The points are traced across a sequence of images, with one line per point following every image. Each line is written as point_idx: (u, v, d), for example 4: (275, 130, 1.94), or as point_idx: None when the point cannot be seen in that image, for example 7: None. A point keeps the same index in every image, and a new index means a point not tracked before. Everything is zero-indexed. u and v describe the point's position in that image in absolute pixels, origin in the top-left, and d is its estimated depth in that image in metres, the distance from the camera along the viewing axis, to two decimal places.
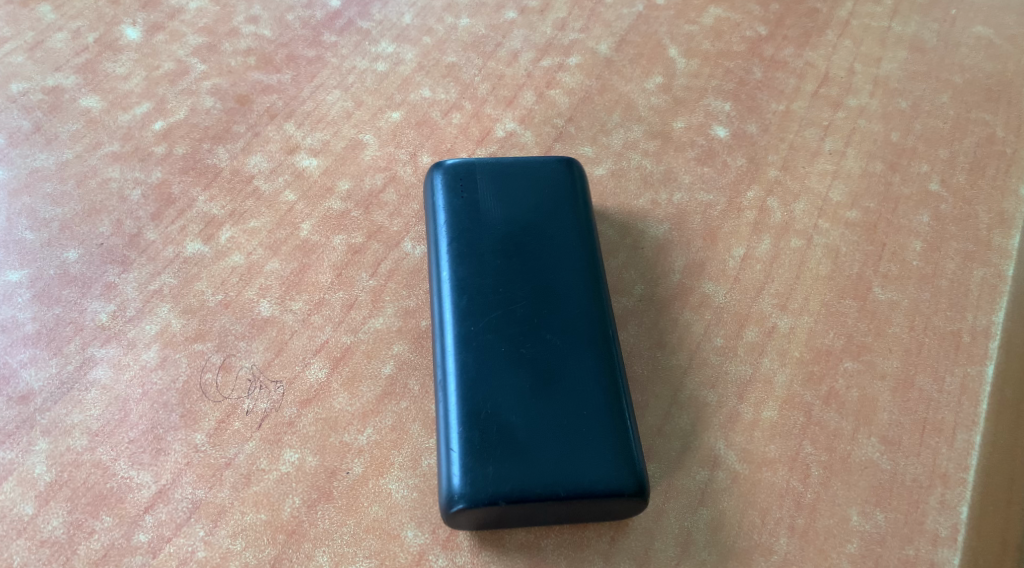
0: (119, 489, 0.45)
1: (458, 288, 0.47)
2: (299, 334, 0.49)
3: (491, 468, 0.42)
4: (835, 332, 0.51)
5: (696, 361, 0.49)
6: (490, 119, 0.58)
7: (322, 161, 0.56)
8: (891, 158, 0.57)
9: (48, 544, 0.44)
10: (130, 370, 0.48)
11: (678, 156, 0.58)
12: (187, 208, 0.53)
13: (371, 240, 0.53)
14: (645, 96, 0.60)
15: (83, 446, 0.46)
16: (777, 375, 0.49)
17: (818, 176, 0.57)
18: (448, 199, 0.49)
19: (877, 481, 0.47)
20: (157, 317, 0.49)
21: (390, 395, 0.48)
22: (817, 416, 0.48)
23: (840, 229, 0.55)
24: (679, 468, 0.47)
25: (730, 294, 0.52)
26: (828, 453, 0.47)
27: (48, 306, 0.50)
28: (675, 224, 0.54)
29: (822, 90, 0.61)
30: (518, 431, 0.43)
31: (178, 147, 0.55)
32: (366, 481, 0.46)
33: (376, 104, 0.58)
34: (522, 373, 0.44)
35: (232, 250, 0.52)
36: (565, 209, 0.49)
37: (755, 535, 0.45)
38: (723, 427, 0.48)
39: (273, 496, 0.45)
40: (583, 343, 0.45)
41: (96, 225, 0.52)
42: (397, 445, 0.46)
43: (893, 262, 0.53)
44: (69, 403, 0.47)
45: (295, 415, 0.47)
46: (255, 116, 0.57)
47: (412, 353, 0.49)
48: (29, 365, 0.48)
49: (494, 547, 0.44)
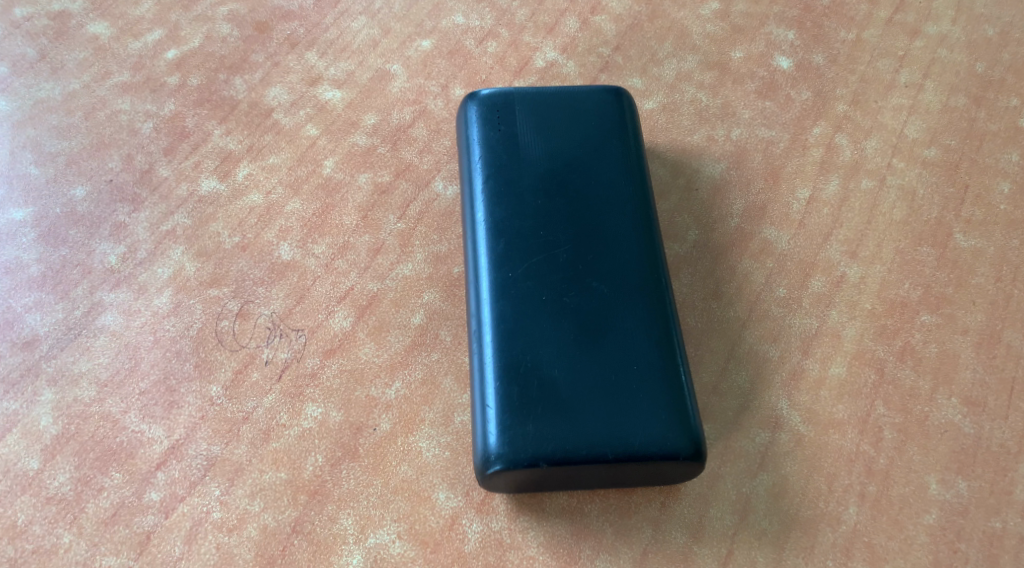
0: (129, 444, 0.41)
1: (495, 230, 0.42)
2: (322, 280, 0.45)
3: (531, 428, 0.38)
4: (911, 282, 0.46)
5: (755, 313, 0.45)
6: (529, 47, 0.54)
7: (346, 93, 0.51)
8: (975, 91, 0.53)
9: (54, 502, 0.40)
10: (141, 316, 0.44)
11: (737, 89, 0.53)
12: (202, 142, 0.49)
13: (399, 179, 0.48)
14: (700, 22, 0.55)
15: (91, 397, 0.42)
16: (846, 329, 0.44)
17: (892, 111, 0.52)
18: (484, 132, 0.45)
19: (959, 447, 0.42)
20: (170, 260, 0.46)
21: (420, 346, 0.43)
22: (890, 374, 0.43)
23: (916, 169, 0.50)
24: (737, 429, 0.42)
25: (794, 241, 0.47)
26: (903, 416, 0.42)
27: (54, 246, 0.46)
28: (733, 163, 0.50)
29: (898, 17, 0.55)
30: (561, 386, 0.39)
31: (193, 77, 0.52)
32: (394, 439, 0.41)
33: (405, 32, 0.54)
34: (565, 323, 0.40)
35: (250, 188, 0.48)
36: (613, 143, 0.45)
37: (821, 503, 0.41)
38: (785, 386, 0.43)
39: (294, 454, 0.41)
40: (632, 290, 0.41)
41: (105, 160, 0.48)
42: (428, 401, 0.42)
43: (977, 205, 0.48)
44: (76, 350, 0.43)
45: (318, 366, 0.43)
46: (275, 44, 0.53)
47: (443, 302, 0.45)
48: (34, 309, 0.44)
49: (533, 513, 0.40)
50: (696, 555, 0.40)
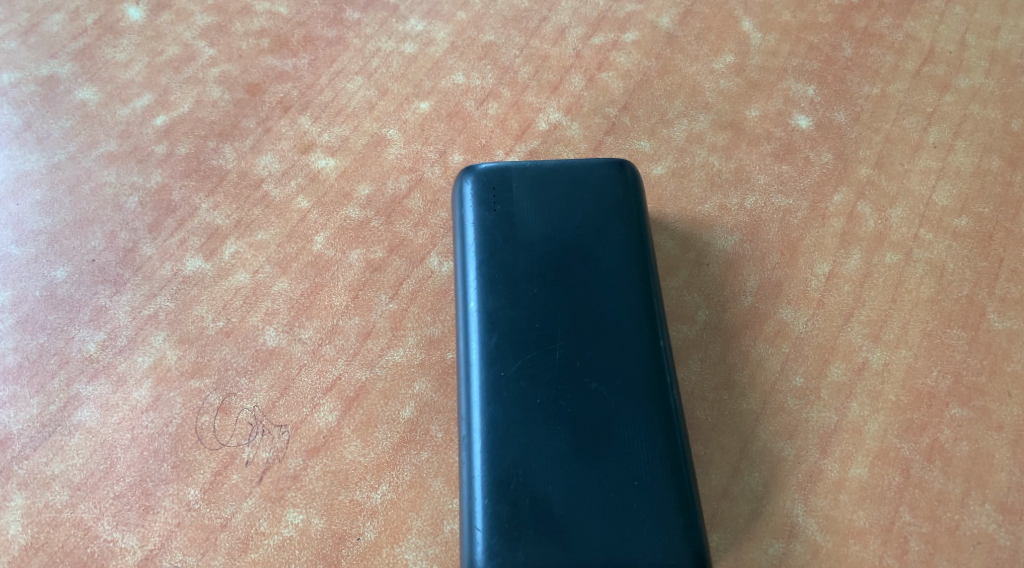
0: (101, 555, 0.40)
1: (487, 324, 0.40)
2: (308, 368, 0.43)
3: (521, 553, 0.36)
4: (940, 369, 0.43)
5: (770, 406, 0.41)
6: (532, 108, 0.51)
7: (340, 161, 0.49)
8: (1011, 152, 0.49)
9: None
10: (119, 411, 0.42)
11: (752, 151, 0.49)
12: (188, 217, 0.47)
13: (392, 255, 0.46)
14: (713, 78, 0.52)
15: (63, 503, 0.40)
16: (869, 424, 0.41)
17: (920, 175, 0.49)
18: (478, 213, 0.42)
19: (993, 561, 0.38)
20: (151, 348, 0.43)
21: (409, 443, 0.41)
22: (917, 476, 0.40)
23: (946, 241, 0.46)
24: (748, 539, 0.39)
25: (812, 323, 0.44)
26: (931, 524, 0.39)
27: (31, 334, 0.44)
28: (747, 235, 0.47)
29: (927, 68, 0.52)
30: (555, 504, 0.36)
31: (181, 146, 0.49)
32: (379, 550, 0.39)
33: (402, 93, 0.51)
34: (560, 430, 0.37)
35: (237, 267, 0.46)
36: (617, 225, 0.42)
37: None
38: (802, 489, 0.40)
39: (274, 566, 0.39)
40: (634, 394, 0.38)
41: (87, 239, 0.47)
42: (415, 506, 0.40)
43: (1012, 282, 0.45)
44: (49, 450, 0.41)
45: (301, 467, 0.41)
46: (267, 108, 0.50)
47: (435, 392, 0.42)
48: (8, 405, 0.42)
49: None
50: None
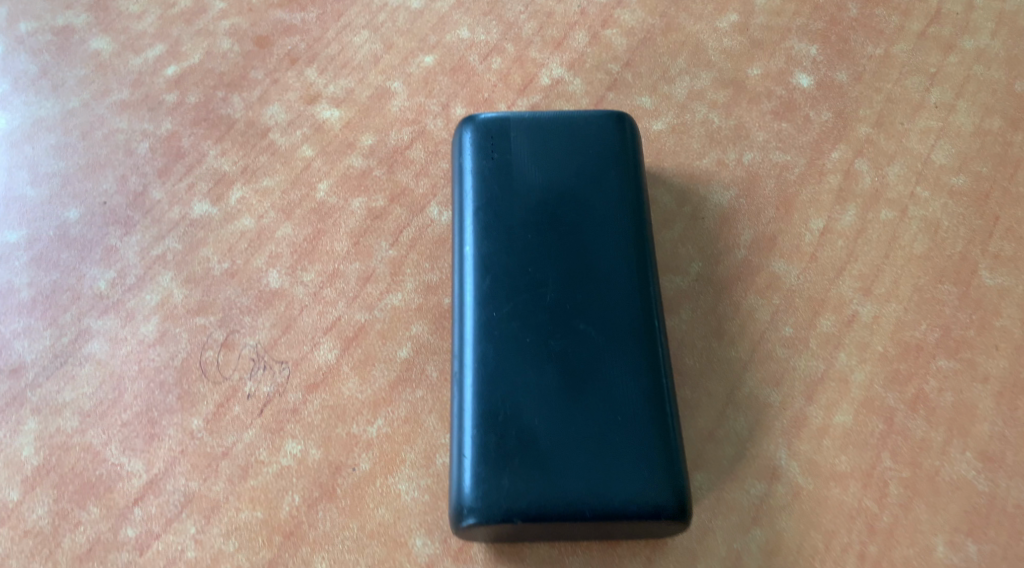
0: (108, 477, 0.41)
1: (482, 266, 0.40)
2: (309, 310, 0.44)
3: (506, 480, 0.36)
4: (928, 323, 0.43)
5: (758, 355, 0.42)
6: (535, 63, 0.51)
7: (345, 112, 0.50)
8: (1012, 113, 0.49)
9: (31, 535, 0.40)
10: (127, 345, 0.43)
11: (752, 109, 0.50)
12: (196, 163, 0.48)
13: (393, 203, 0.47)
14: (716, 37, 0.52)
15: (73, 428, 0.42)
16: (855, 373, 0.42)
17: (919, 134, 0.49)
18: (477, 161, 0.43)
19: (971, 506, 0.39)
20: (159, 286, 0.45)
21: (405, 382, 0.42)
22: (900, 424, 0.40)
23: (942, 199, 0.47)
24: (731, 480, 0.39)
25: (804, 276, 0.44)
26: (911, 470, 0.39)
27: (45, 271, 0.45)
28: (743, 191, 0.47)
29: (932, 30, 0.52)
30: (541, 436, 0.37)
31: (190, 95, 0.50)
32: (373, 480, 0.40)
33: (407, 47, 0.52)
34: (549, 369, 0.38)
35: (242, 212, 0.47)
36: (612, 174, 0.42)
37: (816, 563, 0.38)
38: (786, 434, 0.40)
39: (272, 492, 0.40)
40: (621, 334, 0.39)
41: (99, 182, 0.48)
42: (409, 440, 0.41)
43: (1007, 240, 0.45)
44: (61, 379, 0.43)
45: (300, 401, 0.42)
46: (274, 60, 0.51)
47: (431, 335, 0.43)
48: (22, 336, 0.44)
49: (511, 562, 0.38)
50: None
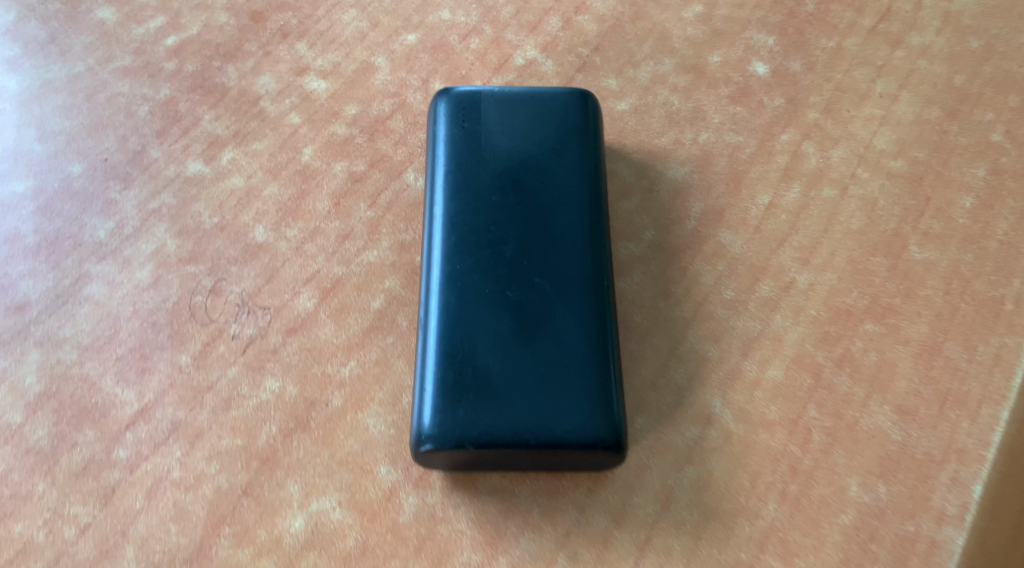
0: (103, 404, 0.44)
1: (449, 224, 0.44)
2: (291, 263, 0.48)
3: (461, 411, 0.40)
4: (860, 291, 0.47)
5: (701, 314, 0.46)
6: (511, 45, 0.55)
7: (331, 84, 0.53)
8: (951, 104, 0.53)
9: (32, 453, 0.43)
10: (123, 288, 0.47)
11: (710, 93, 0.54)
12: (191, 126, 0.52)
13: (373, 168, 0.51)
14: (681, 26, 0.56)
15: (72, 360, 0.46)
16: (788, 333, 0.46)
17: (864, 121, 0.52)
18: (449, 129, 0.47)
19: (884, 452, 0.43)
20: (154, 237, 0.49)
21: (377, 329, 0.46)
22: (826, 379, 0.44)
23: (880, 179, 0.50)
24: (668, 423, 0.43)
25: (748, 245, 0.48)
26: (834, 420, 0.43)
27: (50, 220, 0.49)
28: (697, 167, 0.51)
29: (882, 26, 0.56)
30: (494, 374, 0.41)
31: (188, 64, 0.54)
32: (344, 415, 0.44)
33: (392, 26, 0.56)
34: (506, 316, 0.42)
35: (232, 172, 0.50)
36: (572, 145, 0.46)
37: (741, 498, 0.42)
38: (721, 384, 0.44)
39: (251, 422, 0.44)
40: (572, 287, 0.43)
41: (101, 140, 0.52)
42: (379, 381, 0.45)
43: (937, 219, 0.49)
44: (62, 317, 0.47)
45: (280, 343, 0.46)
46: (268, 34, 0.55)
47: (403, 289, 0.47)
48: (28, 277, 0.48)
49: (465, 489, 0.42)
50: (616, 540, 0.41)
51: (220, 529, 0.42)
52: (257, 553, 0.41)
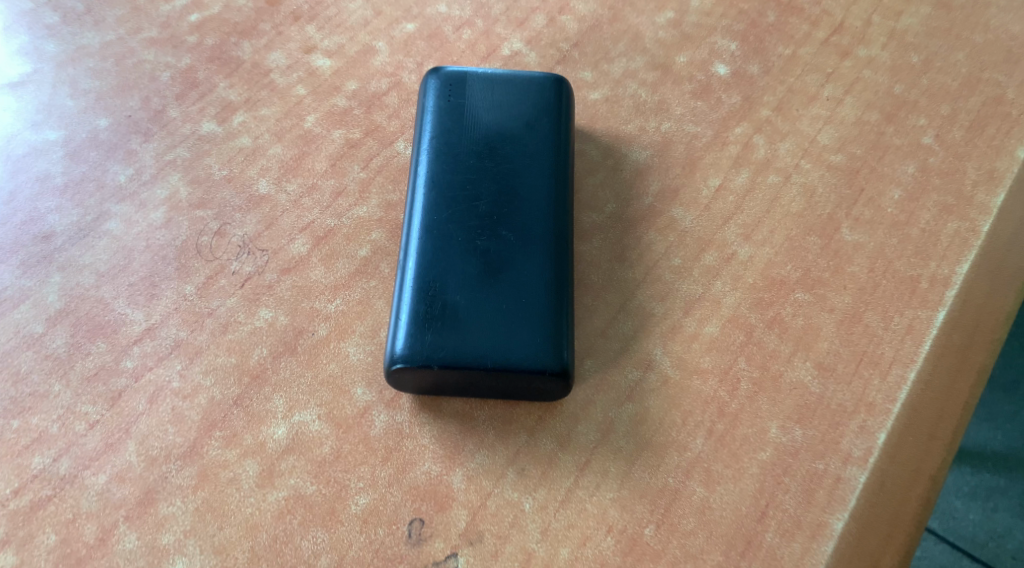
0: (115, 322, 0.50)
1: (431, 182, 0.50)
2: (289, 213, 0.54)
3: (429, 337, 0.46)
4: (794, 264, 0.52)
5: (650, 276, 0.52)
6: (499, 37, 0.61)
7: (335, 62, 0.60)
8: (889, 109, 0.58)
9: (51, 359, 0.50)
10: (138, 226, 0.53)
11: (675, 89, 0.59)
12: (208, 92, 0.58)
13: (368, 136, 0.57)
14: (654, 29, 0.62)
15: (90, 284, 0.52)
16: (726, 297, 0.51)
17: (810, 120, 0.58)
18: (438, 101, 0.53)
19: (803, 401, 0.48)
20: (169, 184, 0.55)
21: (362, 273, 0.52)
22: (757, 337, 0.50)
23: (821, 170, 0.56)
24: (614, 366, 0.49)
25: (697, 220, 0.54)
26: (760, 371, 0.49)
27: (77, 164, 0.55)
28: (658, 151, 0.57)
29: (834, 38, 0.61)
30: (461, 308, 0.47)
31: (208, 38, 0.60)
32: (328, 342, 0.50)
33: (393, 15, 0.62)
34: (475, 261, 0.48)
35: (241, 133, 0.56)
36: (545, 120, 0.52)
37: (673, 432, 0.48)
38: (663, 336, 0.50)
39: (244, 345, 0.50)
40: (535, 240, 0.49)
41: (126, 99, 0.58)
42: (360, 317, 0.51)
43: (867, 207, 0.55)
44: (83, 247, 0.53)
45: (275, 280, 0.52)
46: (281, 16, 0.61)
47: (388, 241, 0.53)
48: (55, 212, 0.54)
49: (431, 412, 0.48)
50: (559, 460, 0.47)
51: (211, 432, 0.48)
52: (243, 454, 0.47)
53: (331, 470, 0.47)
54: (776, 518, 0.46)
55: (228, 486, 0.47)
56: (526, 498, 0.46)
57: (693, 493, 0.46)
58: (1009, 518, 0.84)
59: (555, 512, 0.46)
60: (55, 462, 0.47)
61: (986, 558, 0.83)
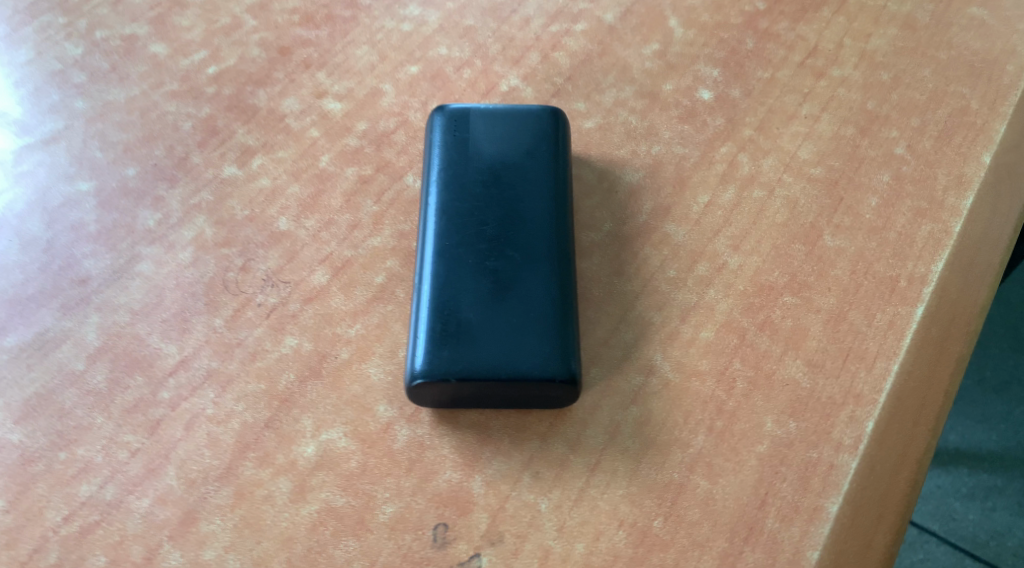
0: (151, 356, 0.54)
1: (441, 210, 0.54)
2: (309, 246, 0.58)
3: (446, 352, 0.50)
4: (780, 270, 0.56)
5: (647, 288, 0.56)
6: (497, 75, 0.66)
7: (346, 105, 0.64)
8: (863, 124, 0.62)
9: (93, 393, 0.53)
10: (168, 266, 0.57)
11: (663, 114, 0.63)
12: (228, 138, 0.62)
13: (379, 172, 0.61)
14: (640, 59, 0.66)
15: (126, 321, 0.55)
16: (719, 303, 0.55)
17: (790, 136, 0.62)
18: (443, 136, 0.57)
19: (795, 396, 0.52)
20: (194, 226, 0.59)
21: (379, 299, 0.56)
22: (750, 339, 0.54)
23: (802, 183, 0.60)
24: (617, 372, 0.53)
25: (689, 235, 0.58)
26: (754, 370, 0.53)
27: (108, 211, 0.59)
28: (649, 173, 0.61)
29: (809, 61, 0.65)
30: (474, 324, 0.51)
31: (226, 88, 0.64)
32: (351, 364, 0.54)
33: (397, 59, 0.66)
34: (485, 281, 0.52)
35: (261, 175, 0.61)
36: (544, 150, 0.56)
37: (676, 431, 0.51)
38: (662, 342, 0.54)
39: (273, 370, 0.54)
40: (539, 260, 0.53)
41: (152, 149, 0.62)
42: (380, 339, 0.54)
43: (847, 215, 0.59)
44: (117, 287, 0.56)
45: (298, 309, 0.55)
46: (293, 65, 0.66)
47: (401, 268, 0.57)
48: (90, 257, 0.58)
49: (449, 423, 0.51)
50: (571, 462, 0.50)
51: (245, 453, 0.51)
52: (276, 472, 0.51)
53: (359, 483, 0.50)
54: (775, 505, 0.49)
55: (263, 502, 0.50)
56: (542, 498, 0.50)
57: (697, 486, 0.50)
58: (1008, 517, 0.97)
59: (570, 510, 0.49)
60: (101, 488, 0.51)
61: (988, 556, 0.96)
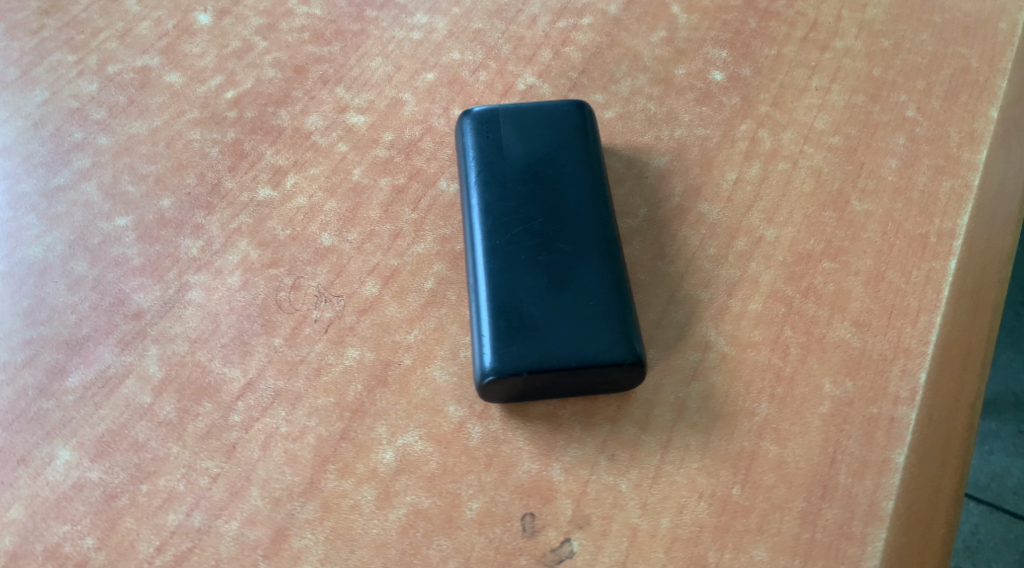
0: (215, 381, 0.55)
1: (486, 211, 0.55)
2: (355, 259, 0.59)
3: (514, 347, 0.51)
4: (816, 238, 0.58)
5: (692, 267, 0.57)
6: (512, 74, 0.67)
7: (369, 117, 0.65)
8: (872, 91, 0.65)
9: (164, 424, 0.54)
10: (218, 291, 0.58)
11: (680, 99, 0.65)
12: (257, 160, 0.63)
13: (412, 180, 0.62)
14: (650, 47, 0.68)
15: (185, 350, 0.56)
16: (762, 275, 0.57)
17: (805, 109, 0.64)
18: (476, 139, 0.58)
19: (848, 356, 0.54)
20: (238, 249, 0.59)
21: (433, 303, 0.57)
22: (797, 306, 0.56)
23: (824, 152, 0.62)
24: (675, 350, 0.54)
25: (723, 212, 0.60)
26: (805, 336, 0.55)
27: (150, 243, 0.60)
28: (675, 156, 0.62)
29: (811, 35, 0.67)
30: (536, 317, 0.52)
31: (247, 111, 0.65)
32: (415, 369, 0.55)
33: (412, 67, 0.67)
34: (540, 274, 0.53)
35: (296, 194, 0.61)
36: (576, 142, 0.58)
37: (740, 401, 0.53)
38: (713, 318, 0.55)
39: (339, 383, 0.54)
40: (590, 248, 0.54)
41: (184, 177, 0.62)
42: (439, 342, 0.55)
43: (871, 179, 0.61)
44: (171, 317, 0.57)
45: (355, 321, 0.56)
46: (310, 82, 0.66)
47: (449, 271, 0.58)
48: (139, 290, 0.58)
49: (520, 417, 0.53)
50: (643, 441, 0.52)
51: (325, 467, 0.52)
52: (358, 481, 0.52)
53: (441, 483, 0.52)
54: (844, 462, 0.52)
55: (350, 512, 0.51)
56: (621, 479, 0.51)
57: (768, 451, 0.52)
58: (1005, 458, 1.01)
59: (650, 487, 0.51)
60: (188, 515, 0.52)
61: (991, 499, 1.00)
